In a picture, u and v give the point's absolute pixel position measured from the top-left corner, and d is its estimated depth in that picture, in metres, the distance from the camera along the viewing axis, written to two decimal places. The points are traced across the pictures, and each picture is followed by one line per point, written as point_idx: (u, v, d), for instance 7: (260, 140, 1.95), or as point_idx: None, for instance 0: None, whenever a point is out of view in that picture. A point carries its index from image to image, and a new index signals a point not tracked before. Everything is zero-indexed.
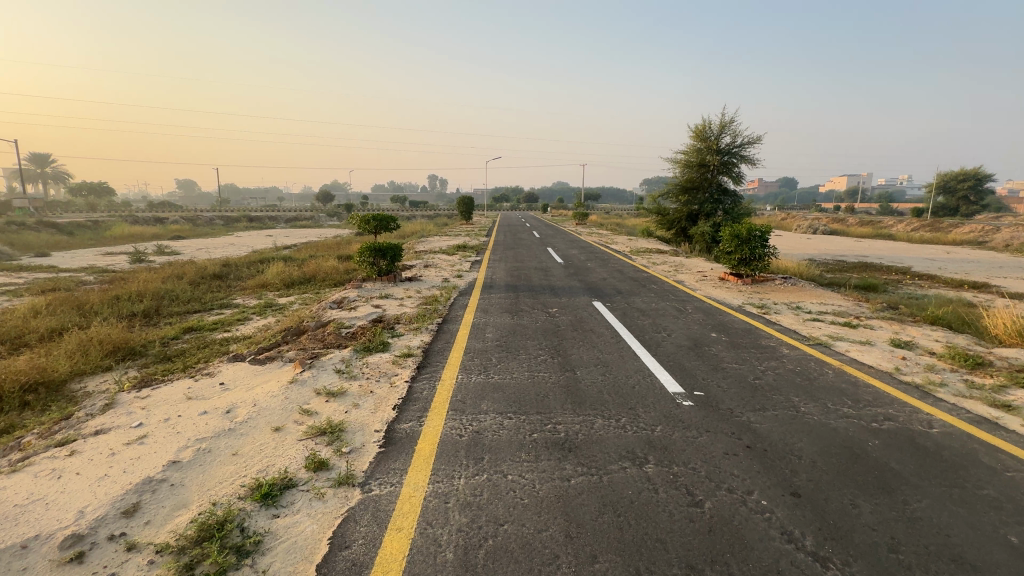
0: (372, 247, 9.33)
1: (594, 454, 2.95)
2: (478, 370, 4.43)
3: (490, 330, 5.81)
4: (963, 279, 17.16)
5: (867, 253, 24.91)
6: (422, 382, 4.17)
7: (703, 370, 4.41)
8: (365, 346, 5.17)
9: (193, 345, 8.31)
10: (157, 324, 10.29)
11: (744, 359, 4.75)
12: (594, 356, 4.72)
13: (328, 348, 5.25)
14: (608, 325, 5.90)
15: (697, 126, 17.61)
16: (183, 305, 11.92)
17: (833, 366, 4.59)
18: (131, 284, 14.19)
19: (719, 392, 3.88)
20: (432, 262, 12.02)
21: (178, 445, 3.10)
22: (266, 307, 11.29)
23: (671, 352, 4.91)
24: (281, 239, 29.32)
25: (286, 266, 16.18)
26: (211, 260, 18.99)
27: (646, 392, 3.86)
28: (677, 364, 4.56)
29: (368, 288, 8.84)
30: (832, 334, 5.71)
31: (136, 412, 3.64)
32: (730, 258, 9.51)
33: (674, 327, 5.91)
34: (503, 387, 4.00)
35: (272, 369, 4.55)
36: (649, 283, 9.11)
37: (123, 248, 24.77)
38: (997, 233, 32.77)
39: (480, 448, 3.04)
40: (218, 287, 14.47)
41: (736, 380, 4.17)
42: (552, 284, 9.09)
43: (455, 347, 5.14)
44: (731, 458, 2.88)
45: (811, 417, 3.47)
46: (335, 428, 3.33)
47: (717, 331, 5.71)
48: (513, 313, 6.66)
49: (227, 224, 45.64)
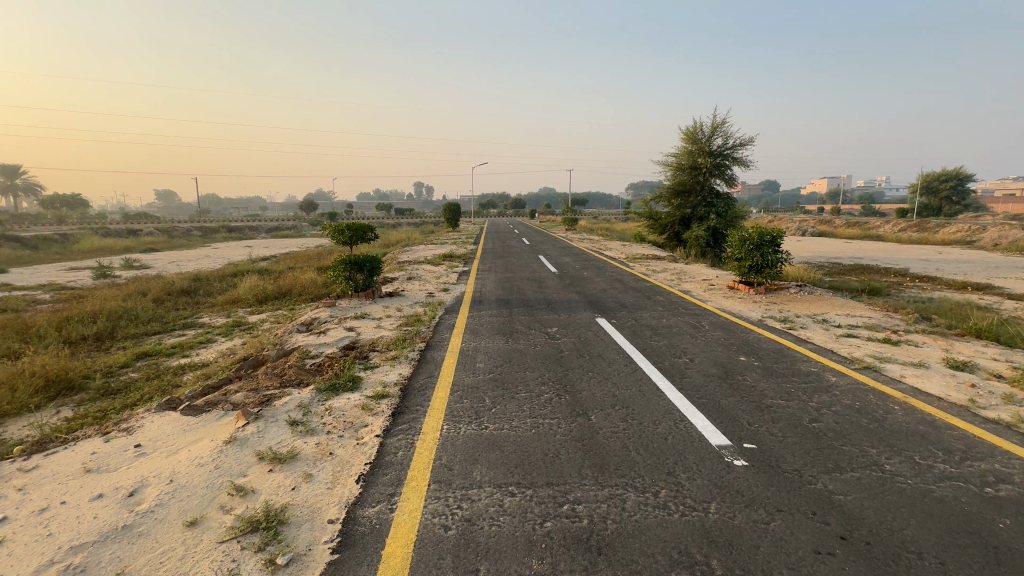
0: (347, 260, 8.41)
1: (633, 558, 2.09)
2: (468, 417, 3.55)
3: (482, 358, 4.94)
4: (964, 280, 16.76)
5: (860, 255, 24.58)
6: (397, 439, 3.26)
7: (745, 410, 3.57)
8: (330, 386, 4.27)
9: (142, 377, 7.28)
10: (108, 351, 9.19)
11: (790, 393, 3.93)
12: (609, 394, 3.87)
13: (285, 388, 4.30)
14: (619, 349, 5.06)
15: (688, 128, 17.07)
16: (141, 326, 10.82)
17: (897, 400, 3.79)
18: (88, 303, 12.97)
19: (775, 444, 3.06)
20: (416, 273, 11.14)
21: (39, 560, 2.16)
22: (233, 327, 10.25)
23: (700, 384, 4.08)
24: (260, 250, 28.14)
25: (261, 279, 15.10)
26: (180, 274, 17.79)
27: (683, 447, 3.03)
28: (712, 402, 3.73)
29: (343, 305, 7.91)
30: (876, 355, 4.95)
31: (7, 499, 2.69)
32: (739, 265, 8.78)
33: (695, 350, 5.07)
34: (500, 444, 3.13)
35: (208, 421, 3.60)
36: (654, 294, 8.33)
37: (90, 262, 23.41)
38: (983, 232, 32.86)
39: (472, 551, 2.17)
40: (185, 304, 13.35)
41: (789, 424, 3.34)
42: (548, 296, 8.26)
43: (440, 384, 4.24)
44: (826, 561, 2.05)
45: (904, 482, 2.65)
46: (271, 520, 2.41)
47: (746, 355, 4.89)
48: (507, 335, 5.79)
49: (205, 235, 44.24)
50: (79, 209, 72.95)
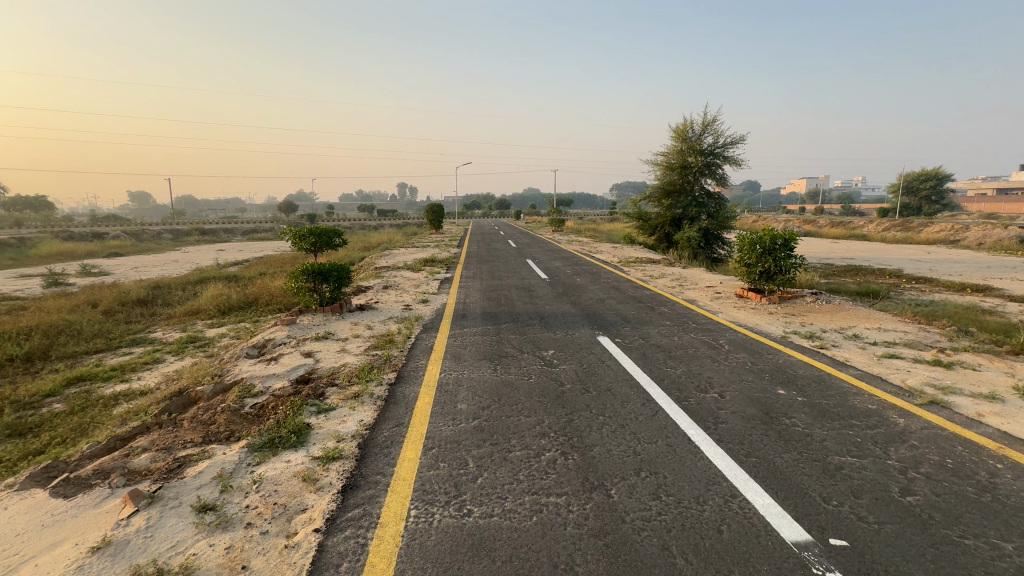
0: (311, 270, 7.36)
1: None
2: (445, 496, 2.61)
3: (465, 395, 4.00)
4: (961, 282, 16.32)
5: (850, 256, 24.22)
6: (340, 540, 2.29)
7: (813, 478, 2.70)
8: (268, 443, 3.29)
9: (66, 410, 6.17)
10: (38, 374, 8.01)
11: (858, 444, 3.07)
12: (630, 454, 2.97)
13: (206, 447, 3.30)
14: (632, 382, 4.17)
15: (678, 125, 16.38)
16: (83, 343, 9.62)
17: (994, 454, 2.96)
18: (25, 316, 11.65)
19: (874, 541, 2.18)
20: (393, 282, 10.15)
21: None
22: (187, 343, 9.13)
23: (743, 435, 3.21)
24: (231, 254, 26.75)
25: (226, 288, 13.92)
26: (140, 282, 16.48)
27: (747, 549, 2.14)
28: (764, 462, 2.87)
29: (304, 322, 6.89)
30: (935, 385, 4.15)
31: None
32: (747, 272, 8.01)
33: (722, 381, 4.21)
34: (489, 545, 2.21)
35: (81, 508, 2.59)
36: (657, 305, 7.51)
37: (42, 269, 21.68)
38: (967, 230, 32.97)
39: None
40: (139, 315, 12.10)
41: (878, 501, 2.48)
42: (539, 308, 7.39)
43: (410, 438, 3.29)
44: None
45: None
46: None
47: (785, 388, 4.03)
48: (495, 362, 4.86)
49: (176, 238, 42.33)
50: (42, 210, 69.76)
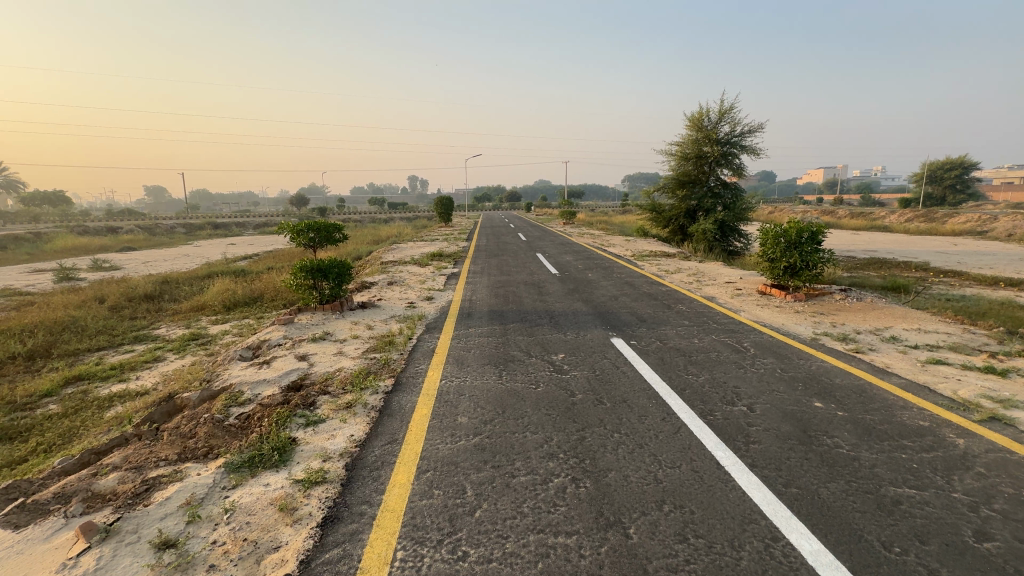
0: (309, 267, 7.05)
1: None
2: (438, 534, 2.27)
3: (466, 407, 3.65)
4: (992, 275, 15.56)
5: (872, 248, 23.37)
6: None
7: (869, 516, 2.30)
8: (248, 462, 2.97)
9: (60, 412, 5.96)
10: (39, 373, 7.87)
11: (916, 472, 2.66)
12: (650, 483, 2.59)
13: (180, 466, 2.99)
14: (650, 392, 3.79)
15: (694, 113, 15.78)
16: (86, 340, 9.48)
17: None
18: (31, 312, 11.55)
19: None
20: (398, 277, 9.85)
21: None
22: (189, 341, 8.93)
23: (781, 459, 2.81)
24: (241, 248, 26.68)
25: (233, 283, 13.73)
26: (150, 277, 16.41)
27: None
28: (808, 494, 2.47)
29: (303, 321, 6.60)
30: (992, 396, 3.69)
31: None
32: (771, 267, 7.55)
33: (751, 391, 3.81)
34: None
35: (29, 543, 2.30)
36: (674, 302, 7.10)
37: (55, 264, 21.76)
38: (994, 220, 31.78)
39: None
40: (144, 312, 11.94)
41: (950, 547, 2.08)
42: (549, 306, 7.02)
43: (403, 459, 2.95)
44: None
45: None
46: None
47: (823, 400, 3.61)
48: (501, 367, 4.50)
49: (189, 232, 42.66)
50: (61, 204, 70.86)
